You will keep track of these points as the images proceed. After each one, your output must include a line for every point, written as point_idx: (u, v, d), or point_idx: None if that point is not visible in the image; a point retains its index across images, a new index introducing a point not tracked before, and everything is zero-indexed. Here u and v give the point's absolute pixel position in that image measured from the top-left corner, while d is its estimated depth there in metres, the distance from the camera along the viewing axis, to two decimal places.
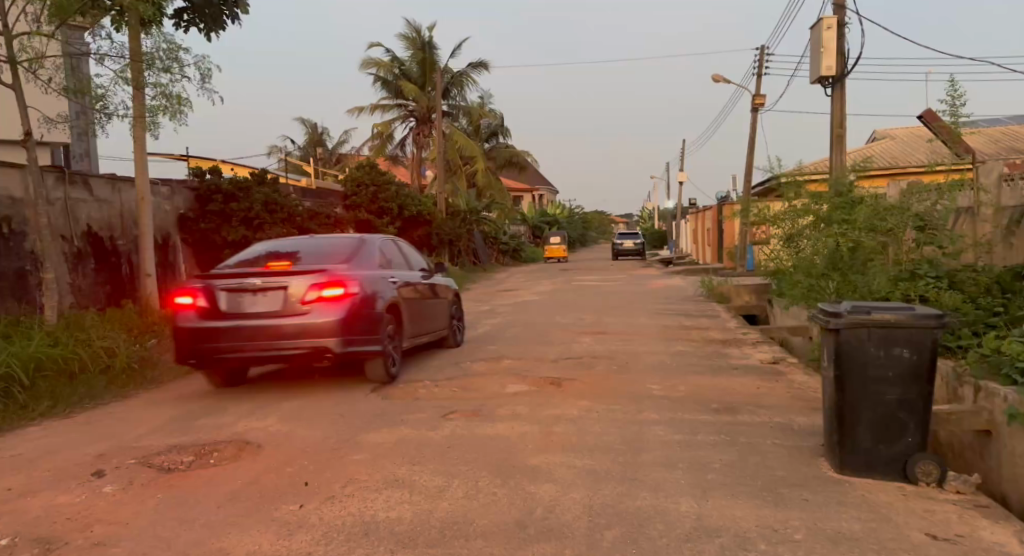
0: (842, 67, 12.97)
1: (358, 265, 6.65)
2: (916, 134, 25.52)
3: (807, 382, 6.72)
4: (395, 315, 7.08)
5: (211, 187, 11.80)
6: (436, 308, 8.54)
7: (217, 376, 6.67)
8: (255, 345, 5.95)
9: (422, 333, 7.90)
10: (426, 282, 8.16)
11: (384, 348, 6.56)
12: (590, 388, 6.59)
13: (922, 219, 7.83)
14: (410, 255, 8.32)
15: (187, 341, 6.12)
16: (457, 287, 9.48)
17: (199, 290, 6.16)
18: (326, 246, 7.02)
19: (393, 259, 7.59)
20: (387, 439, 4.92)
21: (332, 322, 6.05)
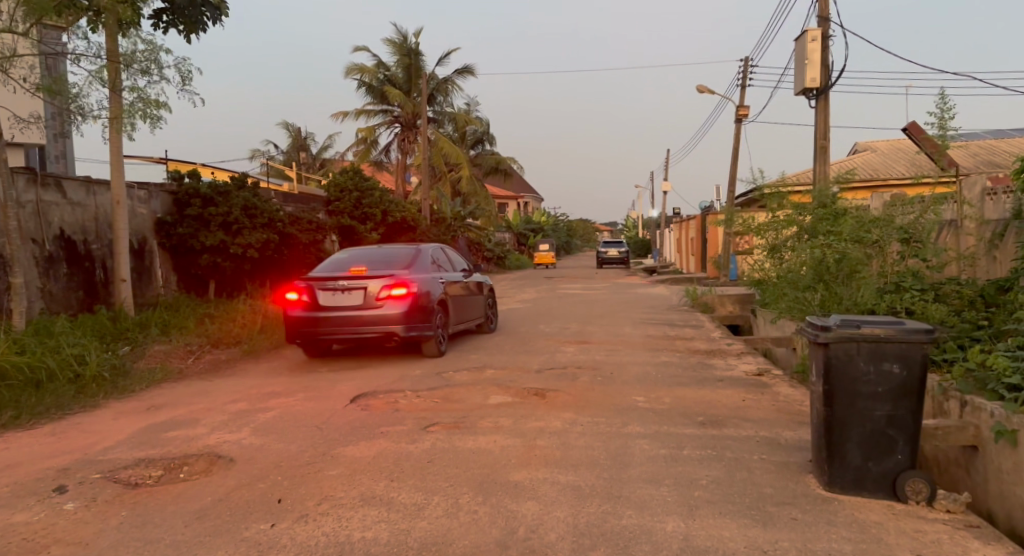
0: (826, 79, 13.02)
1: (416, 270, 8.75)
2: (898, 146, 25.77)
3: (792, 394, 6.66)
4: (443, 308, 9.14)
5: (189, 191, 11.62)
6: (474, 301, 10.59)
7: (310, 350, 8.79)
8: (345, 327, 8.09)
9: (462, 321, 9.91)
10: (467, 280, 10.25)
11: (435, 333, 8.63)
12: (574, 399, 6.48)
13: (908, 231, 7.82)
14: (454, 258, 10.37)
15: (294, 325, 8.27)
16: (491, 284, 11.56)
17: (303, 288, 8.30)
18: (390, 254, 9.05)
19: (442, 263, 9.72)
20: (365, 453, 4.78)
21: (399, 314, 8.14)
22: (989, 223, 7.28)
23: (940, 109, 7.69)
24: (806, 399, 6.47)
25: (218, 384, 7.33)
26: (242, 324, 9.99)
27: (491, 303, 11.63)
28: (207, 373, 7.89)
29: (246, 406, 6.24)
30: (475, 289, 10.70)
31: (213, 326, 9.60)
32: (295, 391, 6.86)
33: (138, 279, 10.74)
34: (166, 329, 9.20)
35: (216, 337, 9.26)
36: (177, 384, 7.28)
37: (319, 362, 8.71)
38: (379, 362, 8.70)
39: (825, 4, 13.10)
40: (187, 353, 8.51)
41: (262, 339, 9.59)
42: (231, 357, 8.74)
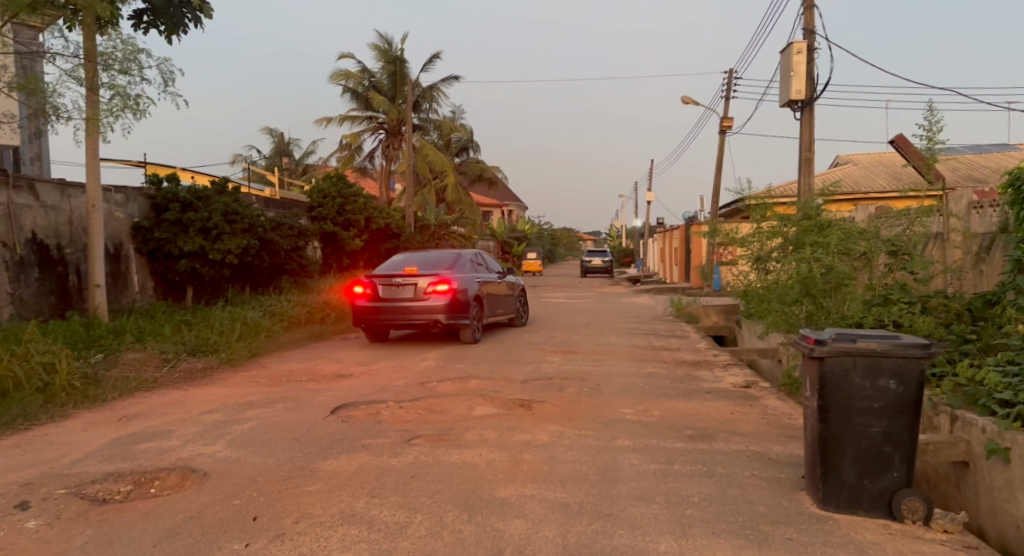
0: (811, 91, 13.05)
1: (456, 270, 10.65)
2: (880, 159, 26.01)
3: (781, 407, 6.58)
4: (479, 302, 11.04)
5: (167, 195, 11.36)
6: (506, 298, 12.56)
7: (371, 334, 10.80)
8: (400, 316, 10.04)
9: (495, 315, 11.82)
10: (502, 280, 12.19)
11: (472, 322, 10.53)
12: (561, 411, 6.35)
13: (895, 243, 7.79)
14: (491, 262, 12.32)
15: (359, 313, 10.26)
16: (523, 285, 13.55)
17: (366, 284, 10.25)
18: (437, 257, 10.95)
19: (480, 265, 11.67)
20: (346, 468, 4.62)
21: (442, 305, 10.04)
22: (975, 236, 7.23)
23: (928, 122, 7.68)
24: (796, 412, 6.39)
25: (193, 393, 7.12)
26: (220, 331, 9.77)
27: (523, 301, 13.62)
28: (182, 382, 7.67)
29: (222, 416, 6.04)
30: (508, 288, 12.68)
31: (189, 333, 9.38)
32: (274, 401, 6.67)
33: (113, 284, 10.49)
34: (141, 336, 8.96)
35: (193, 344, 9.03)
36: (151, 394, 7.06)
37: (299, 371, 8.51)
38: (361, 371, 8.52)
39: (810, 17, 13.16)
40: (162, 360, 8.29)
41: (240, 347, 9.37)
42: (208, 365, 8.51)
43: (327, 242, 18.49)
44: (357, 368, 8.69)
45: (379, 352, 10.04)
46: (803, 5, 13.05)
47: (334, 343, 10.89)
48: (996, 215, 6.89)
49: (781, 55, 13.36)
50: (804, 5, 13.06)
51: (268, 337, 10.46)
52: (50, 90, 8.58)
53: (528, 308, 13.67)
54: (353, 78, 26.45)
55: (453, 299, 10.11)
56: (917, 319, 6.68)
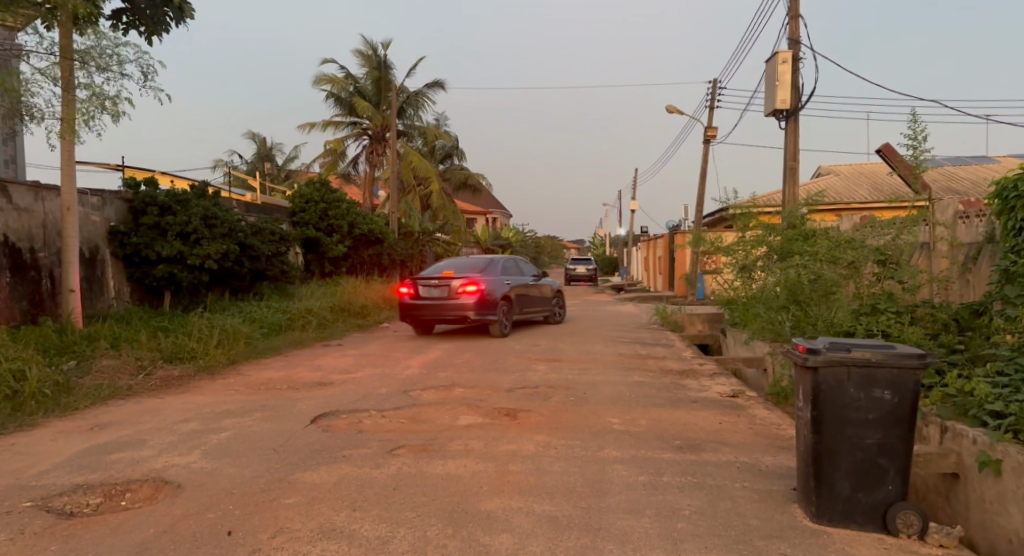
0: (796, 101, 13.07)
1: (487, 273, 12.23)
2: (862, 170, 26.20)
3: (769, 417, 6.50)
4: (509, 301, 12.61)
5: (145, 198, 11.10)
6: (540, 299, 14.19)
7: (417, 328, 12.55)
8: (435, 312, 11.70)
9: (526, 313, 13.43)
10: (535, 282, 13.81)
11: (500, 318, 12.07)
12: (547, 421, 6.23)
13: (883, 252, 7.76)
14: (526, 266, 13.92)
15: (402, 310, 12.00)
16: (558, 286, 15.12)
17: (408, 285, 11.99)
18: (472, 262, 12.57)
19: (512, 270, 13.26)
20: (326, 479, 4.47)
21: (471, 303, 11.61)
22: (961, 246, 7.20)
23: (914, 132, 7.69)
24: (784, 422, 6.31)
25: (169, 401, 6.92)
26: (198, 338, 9.56)
27: (559, 301, 15.14)
28: (159, 390, 7.46)
29: (199, 426, 5.86)
30: (542, 290, 14.30)
31: (167, 339, 9.17)
32: (253, 410, 6.49)
33: (88, 289, 10.25)
34: (116, 343, 8.74)
35: (169, 351, 8.83)
36: (126, 402, 6.85)
37: (279, 379, 8.33)
38: (343, 378, 8.35)
39: (795, 27, 13.21)
40: (137, 367, 8.07)
41: (219, 354, 9.16)
42: (185, 373, 8.31)
43: (310, 248, 18.27)
44: (339, 376, 8.51)
45: (361, 360, 9.86)
46: (788, 15, 13.10)
47: (315, 351, 10.70)
48: (981, 225, 6.87)
49: (766, 65, 13.39)
50: (789, 15, 13.12)
51: (247, 344, 10.26)
52: (25, 89, 8.36)
53: (565, 308, 15.25)
54: (337, 83, 26.26)
55: (481, 297, 11.71)
56: (906, 328, 6.65)
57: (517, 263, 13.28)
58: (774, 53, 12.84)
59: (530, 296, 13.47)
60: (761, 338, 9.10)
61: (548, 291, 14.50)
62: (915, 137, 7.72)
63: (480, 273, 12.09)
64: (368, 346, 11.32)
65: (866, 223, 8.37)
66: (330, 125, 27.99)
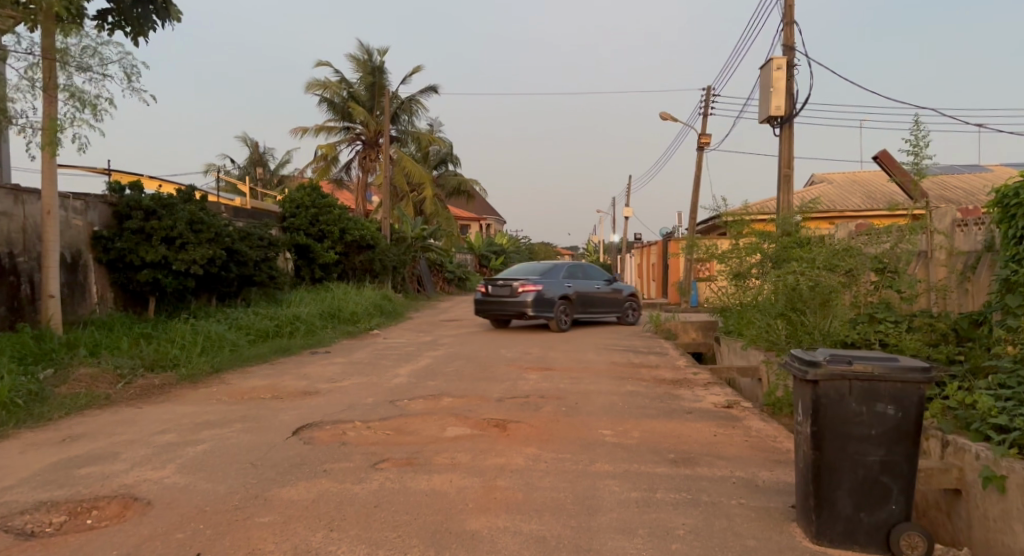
0: (791, 108, 12.96)
1: (550, 278, 14.57)
2: (855, 179, 26.14)
3: (765, 429, 6.34)
4: (571, 302, 14.81)
5: (129, 202, 10.91)
6: (609, 301, 16.09)
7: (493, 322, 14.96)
8: (499, 308, 14.14)
9: (592, 313, 15.49)
10: (603, 286, 15.76)
11: (557, 315, 14.31)
12: (537, 433, 6.05)
13: (881, 261, 7.70)
14: (595, 272, 15.94)
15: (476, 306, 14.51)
16: (631, 290, 16.93)
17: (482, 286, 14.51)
18: (541, 267, 14.91)
19: (578, 274, 15.39)
20: (305, 496, 4.28)
21: (529, 301, 13.94)
22: (960, 255, 7.03)
23: (916, 138, 7.54)
24: (781, 434, 6.14)
25: (148, 411, 6.70)
26: (180, 346, 9.34)
27: (633, 305, 16.87)
28: (138, 400, 7.24)
29: (176, 437, 5.65)
30: (613, 293, 16.19)
31: (148, 347, 8.94)
32: (233, 421, 6.29)
33: (70, 295, 10.03)
34: (97, 350, 8.50)
35: (151, 359, 8.60)
36: (102, 412, 6.63)
37: (263, 388, 8.11)
38: (329, 387, 8.14)
39: (790, 34, 13.11)
40: (117, 376, 7.85)
41: (202, 363, 8.94)
42: (166, 382, 8.08)
43: (300, 254, 18.05)
44: (325, 385, 8.30)
45: (349, 368, 9.65)
46: (783, 21, 13.00)
47: (302, 358, 10.48)
48: (980, 233, 6.71)
49: (760, 71, 13.27)
50: (784, 21, 13.02)
51: (232, 352, 10.05)
52: (5, 92, 8.19)
53: (638, 310, 16.96)
54: (330, 88, 26.08)
55: (538, 296, 14.02)
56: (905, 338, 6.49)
57: (584, 268, 15.40)
58: (768, 59, 12.73)
59: (594, 298, 15.51)
60: (757, 345, 9.12)
61: (619, 294, 16.36)
62: (915, 143, 7.56)
63: (543, 276, 14.47)
64: (356, 354, 11.10)
65: (863, 230, 8.30)
66: (322, 130, 27.79)
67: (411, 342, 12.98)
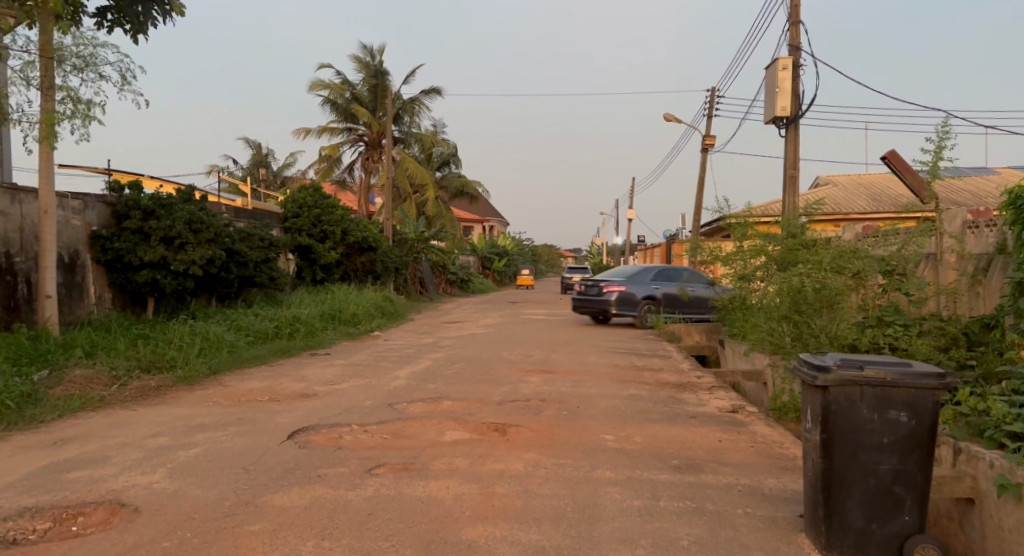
0: (797, 109, 12.82)
1: (637, 280, 16.23)
2: (859, 181, 25.95)
3: (770, 435, 6.20)
4: (658, 302, 16.27)
5: (128, 202, 10.82)
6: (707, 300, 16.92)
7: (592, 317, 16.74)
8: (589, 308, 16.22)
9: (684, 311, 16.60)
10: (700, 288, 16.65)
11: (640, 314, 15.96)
12: (538, 437, 5.92)
13: (888, 262, 7.49)
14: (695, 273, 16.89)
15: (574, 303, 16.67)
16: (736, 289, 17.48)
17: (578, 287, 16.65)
18: (636, 269, 16.58)
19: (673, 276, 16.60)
20: (298, 503, 4.16)
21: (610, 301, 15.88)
22: (971, 257, 6.89)
23: (940, 140, 7.45)
24: (787, 440, 6.00)
25: (142, 414, 6.59)
26: (178, 348, 9.24)
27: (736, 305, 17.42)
28: (133, 402, 7.13)
29: (168, 441, 5.54)
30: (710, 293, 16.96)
31: (145, 348, 8.84)
32: (228, 424, 6.17)
33: (67, 296, 9.93)
34: (93, 352, 8.39)
35: (147, 361, 8.49)
36: (96, 414, 6.52)
37: (260, 390, 7.99)
38: (328, 390, 8.02)
39: (796, 34, 12.97)
40: (113, 377, 7.74)
41: (199, 365, 8.83)
42: (163, 384, 7.97)
43: (302, 255, 17.97)
44: (323, 388, 8.18)
45: (348, 370, 9.53)
46: (789, 21, 12.87)
47: (301, 360, 10.36)
48: (991, 235, 6.58)
49: (766, 71, 13.13)
50: (789, 22, 12.89)
51: (230, 353, 9.95)
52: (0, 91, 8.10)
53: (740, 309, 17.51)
54: (334, 89, 26.01)
55: (619, 296, 15.96)
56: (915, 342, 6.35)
57: (676, 270, 16.50)
58: (774, 59, 12.59)
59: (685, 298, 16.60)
60: (761, 349, 8.98)
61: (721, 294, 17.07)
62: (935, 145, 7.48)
63: (630, 279, 16.22)
64: (356, 356, 10.99)
65: (871, 234, 8.14)
66: (325, 131, 27.70)
67: (412, 344, 12.86)
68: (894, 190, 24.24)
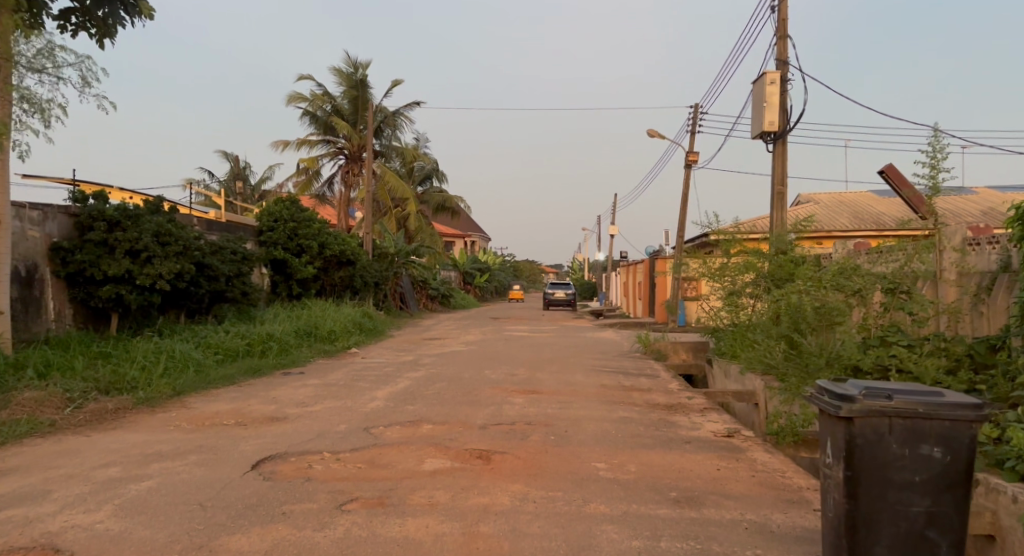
0: (785, 123, 12.54)
1: None
2: (841, 199, 25.90)
3: (771, 462, 5.84)
4: None
5: (92, 212, 10.25)
6: None
7: None
8: None
9: None
10: None
11: None
12: (524, 466, 5.50)
13: (891, 280, 7.20)
14: None
15: None
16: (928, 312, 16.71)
17: None
18: None
19: None
20: (258, 546, 3.71)
21: None
22: (974, 275, 6.57)
23: (934, 152, 7.16)
24: (790, 469, 5.64)
25: (95, 440, 6.07)
26: (140, 368, 8.70)
27: None
28: (87, 427, 6.60)
29: (118, 472, 5.03)
30: None
31: (104, 368, 8.30)
32: (188, 452, 5.68)
33: (23, 311, 9.37)
34: (46, 372, 7.83)
35: (106, 382, 7.95)
36: (43, 441, 5.98)
37: (227, 413, 7.49)
38: (299, 413, 7.54)
39: (783, 48, 12.77)
40: (67, 400, 7.19)
41: (162, 386, 8.31)
42: (121, 406, 7.44)
43: (277, 269, 17.44)
44: (294, 410, 7.68)
45: (322, 390, 9.05)
46: (777, 35, 12.66)
47: (274, 380, 9.86)
48: (995, 252, 6.32)
49: (754, 86, 12.90)
50: (777, 35, 12.68)
51: (197, 373, 9.43)
52: None
53: None
54: (313, 100, 25.57)
55: None
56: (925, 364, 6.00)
57: None
58: (762, 73, 12.37)
59: None
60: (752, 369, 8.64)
61: None
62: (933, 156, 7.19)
63: None
64: (331, 375, 10.48)
65: (869, 251, 7.86)
66: (304, 143, 27.21)
67: (390, 362, 12.38)
68: (876, 208, 24.19)
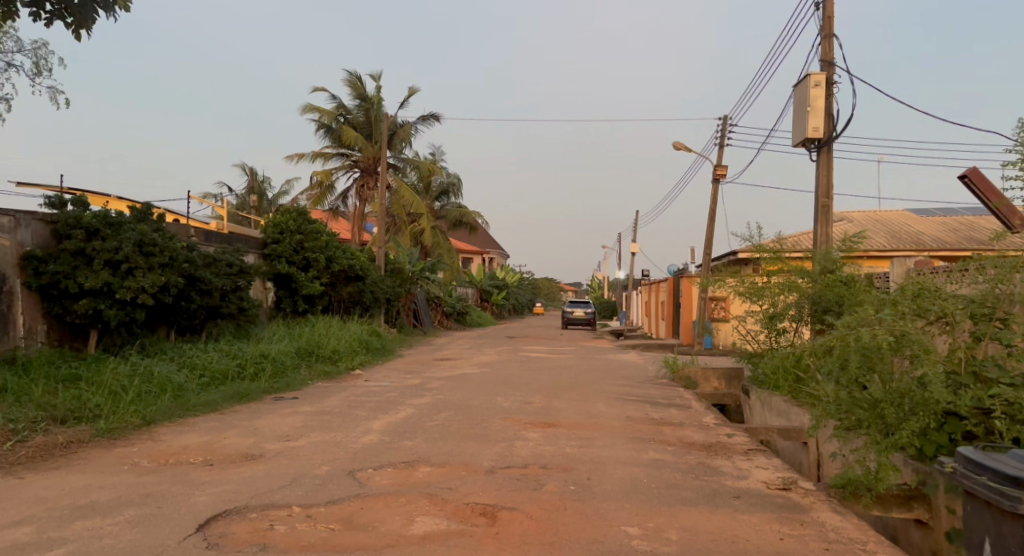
0: (830, 130, 11.41)
1: None
2: (876, 218, 24.53)
3: (845, 528, 4.72)
4: None
5: (69, 219, 9.36)
6: None
7: None
8: None
9: None
10: None
11: None
12: (535, 529, 4.42)
13: (979, 305, 5.70)
14: None
15: None
16: None
17: None
18: None
19: None
20: None
21: None
22: None
23: None
24: (870, 537, 4.53)
25: (25, 485, 5.06)
26: (107, 393, 7.72)
27: None
28: (24, 466, 5.60)
29: (29, 535, 4.01)
30: None
31: (64, 394, 7.34)
32: (128, 505, 4.65)
33: None
34: None
35: (63, 410, 6.99)
36: None
37: (196, 449, 6.47)
38: (278, 449, 6.51)
39: (828, 49, 11.67)
40: (9, 432, 6.21)
41: (129, 414, 7.35)
42: (75, 439, 6.47)
43: (281, 283, 16.57)
44: (273, 446, 6.64)
45: (312, 421, 8.01)
46: (821, 34, 11.55)
47: (260, 407, 8.83)
48: None
49: (796, 89, 11.78)
50: (823, 34, 11.59)
51: (174, 399, 8.46)
52: None
53: None
54: (328, 113, 24.65)
55: None
56: None
57: None
58: (805, 75, 11.21)
59: None
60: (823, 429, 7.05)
61: None
62: None
63: None
64: (326, 401, 9.43)
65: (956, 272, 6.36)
66: (320, 155, 26.45)
67: (395, 386, 11.34)
68: (914, 227, 22.88)
